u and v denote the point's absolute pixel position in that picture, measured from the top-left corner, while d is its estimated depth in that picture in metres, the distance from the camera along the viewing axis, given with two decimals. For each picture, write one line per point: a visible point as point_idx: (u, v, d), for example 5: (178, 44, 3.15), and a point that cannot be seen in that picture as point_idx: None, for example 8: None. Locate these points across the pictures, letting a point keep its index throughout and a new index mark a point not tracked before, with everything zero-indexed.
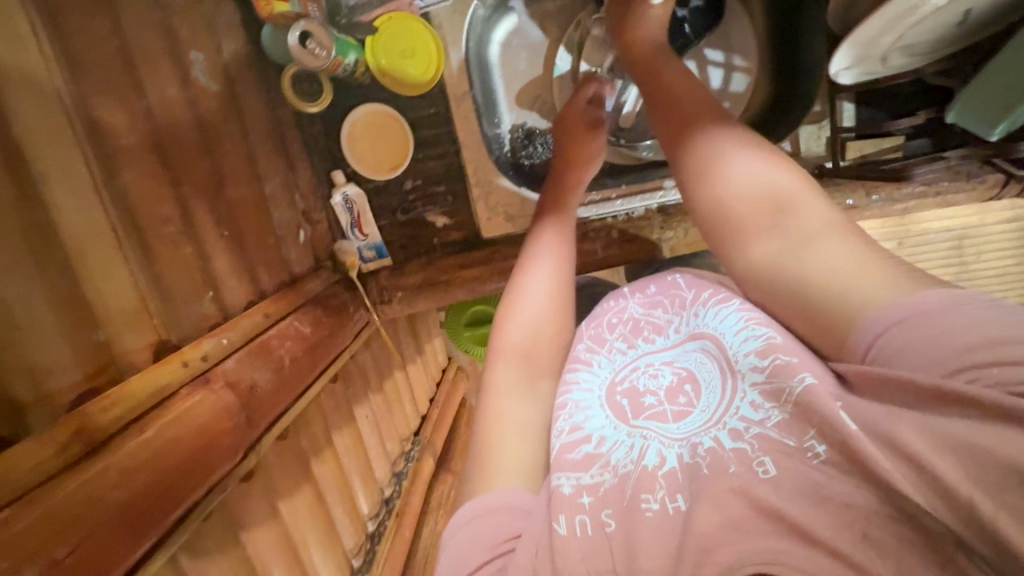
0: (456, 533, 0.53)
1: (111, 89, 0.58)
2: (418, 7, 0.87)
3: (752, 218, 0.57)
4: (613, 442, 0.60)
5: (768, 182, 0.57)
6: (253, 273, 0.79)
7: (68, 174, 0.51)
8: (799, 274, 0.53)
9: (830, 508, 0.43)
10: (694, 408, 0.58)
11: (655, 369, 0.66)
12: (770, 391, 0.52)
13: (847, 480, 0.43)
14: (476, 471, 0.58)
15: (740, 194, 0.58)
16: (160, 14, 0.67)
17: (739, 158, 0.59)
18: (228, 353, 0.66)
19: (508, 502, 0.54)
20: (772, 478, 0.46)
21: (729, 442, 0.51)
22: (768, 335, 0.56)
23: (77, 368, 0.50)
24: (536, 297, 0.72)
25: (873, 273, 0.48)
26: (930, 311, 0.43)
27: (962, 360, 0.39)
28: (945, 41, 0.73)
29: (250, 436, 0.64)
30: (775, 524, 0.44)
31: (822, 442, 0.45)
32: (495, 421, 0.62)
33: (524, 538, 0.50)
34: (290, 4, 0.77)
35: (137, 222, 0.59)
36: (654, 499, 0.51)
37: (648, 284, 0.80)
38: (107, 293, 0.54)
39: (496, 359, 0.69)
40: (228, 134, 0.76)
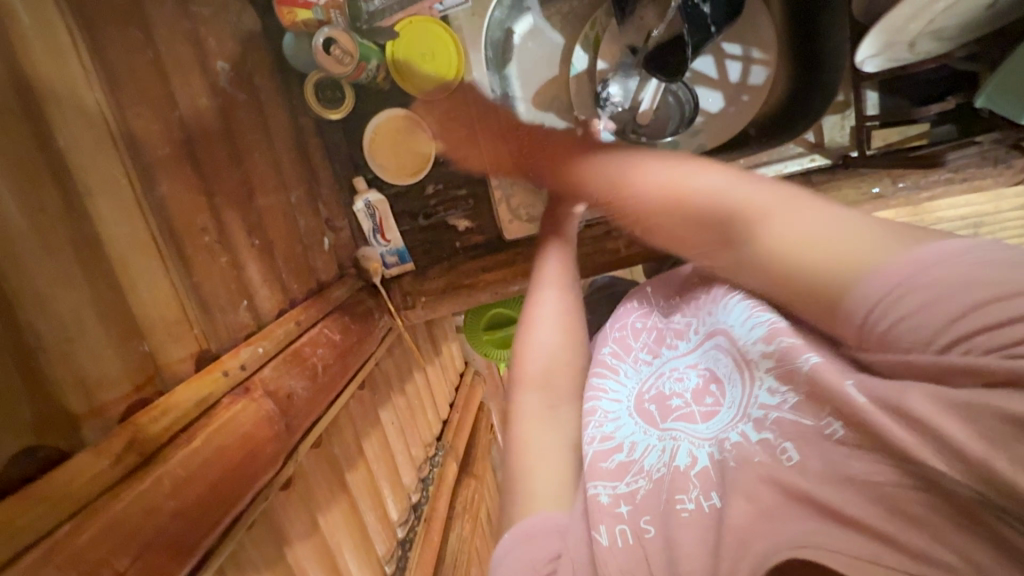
0: (500, 559, 0.53)
1: (147, 100, 0.58)
2: (437, 10, 0.86)
3: (695, 236, 0.56)
4: (643, 446, 0.58)
5: (681, 188, 0.56)
6: (283, 281, 0.79)
7: (108, 183, 0.51)
8: (767, 253, 0.47)
9: (860, 488, 0.39)
10: (721, 408, 0.55)
11: (680, 372, 0.63)
12: (782, 373, 0.50)
13: (867, 458, 0.40)
14: (515, 494, 0.59)
15: (687, 187, 0.56)
16: (188, 24, 0.67)
17: (640, 179, 0.61)
18: (265, 361, 0.66)
19: (546, 523, 0.54)
20: (797, 464, 0.44)
21: (754, 435, 0.49)
22: (771, 320, 0.54)
23: (127, 378, 0.50)
24: (547, 322, 0.74)
25: (831, 239, 0.43)
26: (919, 268, 0.37)
27: (962, 319, 0.34)
28: (973, 25, 0.73)
29: (289, 443, 0.64)
30: (807, 507, 0.42)
31: (840, 421, 0.43)
32: (523, 446, 0.62)
33: (564, 558, 0.50)
34: (313, 11, 0.77)
35: (174, 232, 0.59)
36: (689, 498, 0.50)
37: (672, 287, 0.76)
38: (150, 303, 0.54)
39: (518, 389, 0.70)
40: (255, 143, 0.76)
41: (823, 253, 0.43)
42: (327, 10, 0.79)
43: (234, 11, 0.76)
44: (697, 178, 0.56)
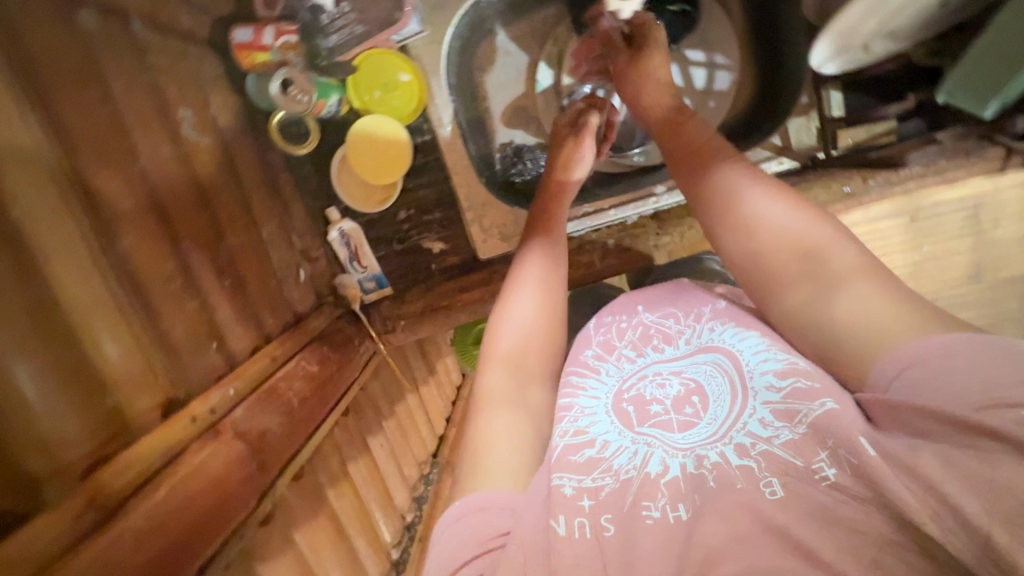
0: (445, 529, 0.52)
1: (106, 158, 0.59)
2: (394, 41, 0.87)
3: (785, 267, 0.61)
4: (615, 446, 0.59)
5: (796, 226, 0.61)
6: (258, 318, 0.80)
7: (66, 248, 0.53)
8: (824, 318, 0.57)
9: (841, 532, 0.45)
10: (699, 421, 0.58)
11: (663, 378, 0.65)
12: (782, 411, 0.54)
13: (859, 506, 0.46)
14: (467, 468, 0.57)
15: (767, 233, 0.62)
16: (147, 76, 0.68)
17: (754, 203, 0.64)
18: (237, 402, 0.68)
19: (493, 501, 0.52)
20: (779, 499, 0.48)
21: (735, 459, 0.52)
22: (788, 359, 0.58)
23: (90, 437, 0.52)
24: (525, 300, 0.70)
25: (903, 310, 0.53)
26: (943, 357, 0.47)
27: (985, 397, 0.43)
28: (929, 25, 0.71)
29: (263, 482, 0.65)
30: (784, 543, 0.46)
31: (832, 465, 0.48)
32: (482, 426, 0.60)
33: (511, 536, 0.49)
34: (269, 52, 0.79)
35: (138, 285, 0.60)
36: (655, 506, 0.52)
37: (658, 294, 0.78)
38: (116, 358, 0.56)
39: (486, 364, 0.67)
40: (223, 185, 0.78)
41: (885, 322, 0.53)
42: (284, 51, 0.80)
43: (193, 57, 0.77)
44: (801, 220, 0.61)
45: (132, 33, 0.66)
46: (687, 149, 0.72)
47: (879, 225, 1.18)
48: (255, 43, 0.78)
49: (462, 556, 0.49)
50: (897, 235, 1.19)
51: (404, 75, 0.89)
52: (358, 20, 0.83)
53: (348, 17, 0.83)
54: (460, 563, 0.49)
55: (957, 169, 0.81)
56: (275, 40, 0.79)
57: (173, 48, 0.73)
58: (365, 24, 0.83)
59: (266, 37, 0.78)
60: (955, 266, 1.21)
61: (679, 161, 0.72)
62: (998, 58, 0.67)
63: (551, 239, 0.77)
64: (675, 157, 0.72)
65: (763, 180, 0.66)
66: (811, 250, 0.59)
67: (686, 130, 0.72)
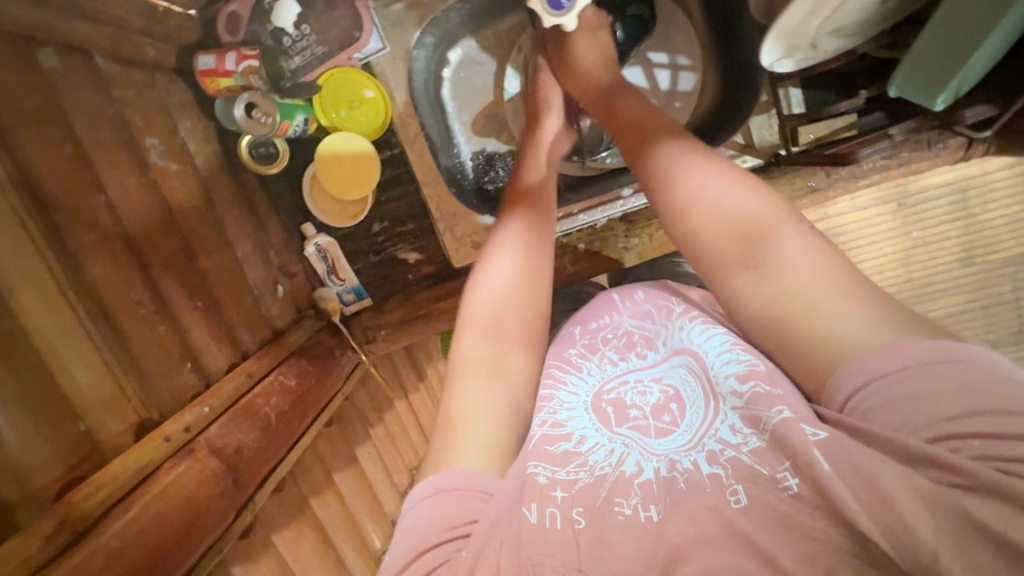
0: (415, 504, 0.51)
1: (70, 193, 0.61)
2: (357, 59, 0.91)
3: (725, 252, 0.56)
4: (592, 443, 0.57)
5: (739, 208, 0.56)
6: (234, 335, 0.82)
7: (31, 282, 0.55)
8: (772, 308, 0.53)
9: (796, 538, 0.45)
10: (676, 428, 0.56)
11: (643, 385, 0.62)
12: (747, 416, 0.53)
13: (814, 514, 0.45)
14: (439, 444, 0.55)
15: (708, 213, 0.57)
16: (112, 108, 0.70)
17: (693, 183, 0.59)
18: (212, 419, 0.70)
19: (468, 481, 0.50)
20: (744, 506, 0.47)
21: (706, 466, 0.51)
22: (750, 360, 0.57)
23: (58, 462, 0.55)
24: (506, 262, 0.66)
25: (852, 308, 0.48)
26: (909, 370, 0.44)
27: (943, 427, 0.41)
28: (872, 21, 0.73)
29: (241, 497, 0.68)
30: (743, 545, 0.46)
31: (796, 475, 0.47)
32: (455, 401, 0.57)
33: (481, 523, 0.48)
34: (232, 77, 0.82)
35: (107, 312, 0.62)
36: (627, 504, 0.51)
37: (640, 289, 0.76)
38: (84, 384, 0.58)
39: (462, 331, 0.64)
40: (195, 209, 0.79)
41: (837, 323, 0.49)
42: (247, 76, 0.83)
43: (160, 86, 0.80)
44: (744, 200, 0.56)
45: (95, 68, 0.69)
46: (631, 130, 0.68)
47: (866, 214, 1.19)
48: (218, 69, 0.81)
49: (427, 538, 0.48)
50: (885, 222, 1.20)
51: (369, 91, 0.92)
52: (319, 41, 0.87)
53: (310, 39, 0.86)
54: (428, 545, 0.47)
55: (921, 160, 0.84)
56: (237, 66, 0.82)
57: (138, 80, 0.75)
58: (326, 45, 0.87)
59: (228, 62, 0.81)
60: (943, 251, 1.21)
61: (627, 142, 0.68)
62: (940, 49, 0.67)
63: (532, 211, 0.71)
64: (622, 139, 0.69)
65: (709, 157, 0.61)
66: (752, 233, 0.55)
67: (620, 117, 0.71)
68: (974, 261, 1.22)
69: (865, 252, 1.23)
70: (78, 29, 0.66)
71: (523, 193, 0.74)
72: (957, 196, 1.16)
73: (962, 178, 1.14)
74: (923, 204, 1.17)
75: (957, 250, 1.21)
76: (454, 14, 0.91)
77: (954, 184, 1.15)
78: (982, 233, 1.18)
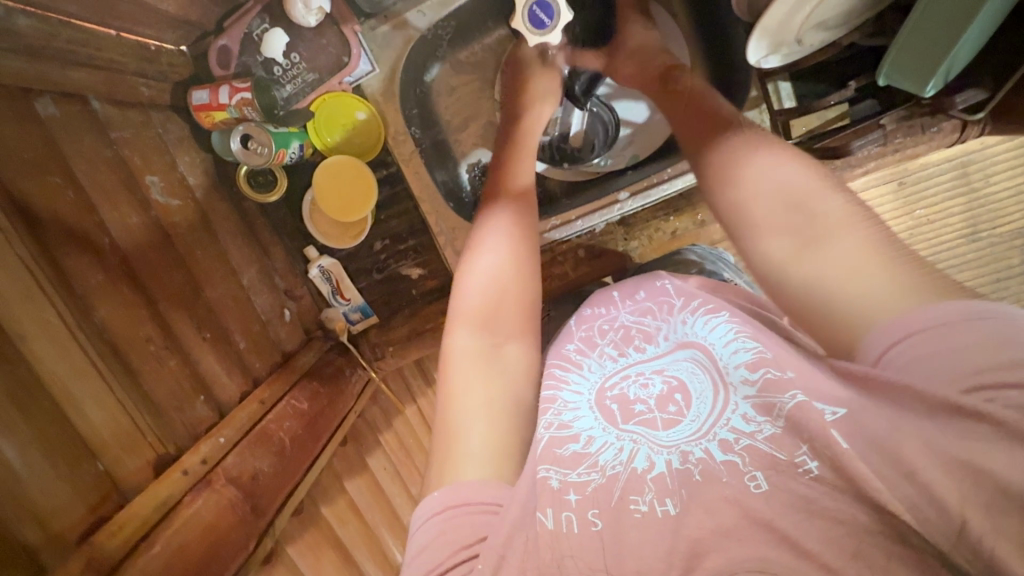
0: (424, 522, 0.50)
1: (74, 238, 0.63)
2: (347, 83, 0.92)
3: (769, 219, 0.55)
4: (600, 442, 0.56)
5: (797, 182, 0.55)
6: (244, 363, 0.83)
7: (42, 327, 0.56)
8: (815, 273, 0.51)
9: (820, 523, 0.45)
10: (684, 418, 0.55)
11: (646, 377, 0.60)
12: (761, 403, 0.52)
13: (838, 497, 0.45)
14: (441, 453, 0.54)
15: (763, 182, 0.57)
16: (110, 150, 0.71)
17: (749, 162, 0.59)
18: (228, 449, 0.71)
19: (475, 498, 0.50)
20: (765, 491, 0.47)
21: (720, 454, 0.50)
22: (758, 348, 0.56)
23: (80, 503, 0.56)
24: (495, 257, 0.65)
25: (891, 276, 0.48)
26: (947, 324, 0.43)
27: (980, 377, 0.41)
28: (852, 11, 0.76)
29: (260, 522, 0.70)
30: (768, 534, 0.45)
31: (814, 458, 0.47)
32: (452, 405, 0.56)
33: (491, 539, 0.47)
34: (227, 111, 0.83)
35: (119, 351, 0.64)
36: (642, 501, 0.50)
37: (634, 286, 0.73)
38: (100, 425, 0.60)
39: (453, 329, 0.62)
40: (198, 242, 0.81)
41: (878, 286, 0.48)
42: (241, 108, 0.84)
43: (157, 124, 0.81)
44: (799, 175, 0.56)
45: (91, 113, 0.70)
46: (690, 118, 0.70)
47: (868, 194, 1.18)
48: (213, 103, 0.83)
49: (441, 559, 0.47)
50: (887, 202, 1.19)
51: (362, 113, 0.95)
52: (309, 68, 0.88)
53: (300, 67, 0.88)
54: (442, 564, 0.47)
55: (916, 146, 0.82)
56: (230, 98, 0.83)
57: (134, 120, 0.77)
58: (316, 71, 0.89)
59: (222, 96, 0.82)
60: (948, 228, 1.20)
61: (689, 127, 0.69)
62: (928, 37, 0.68)
63: (516, 203, 0.71)
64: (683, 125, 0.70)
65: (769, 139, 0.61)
66: (804, 203, 0.54)
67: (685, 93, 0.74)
68: (981, 236, 1.20)
69: None
70: (73, 76, 0.68)
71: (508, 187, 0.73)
72: (959, 171, 1.16)
73: (962, 153, 1.15)
74: (925, 181, 1.17)
75: (962, 226, 1.20)
76: (444, 32, 0.95)
77: (954, 160, 1.15)
78: (986, 208, 1.18)
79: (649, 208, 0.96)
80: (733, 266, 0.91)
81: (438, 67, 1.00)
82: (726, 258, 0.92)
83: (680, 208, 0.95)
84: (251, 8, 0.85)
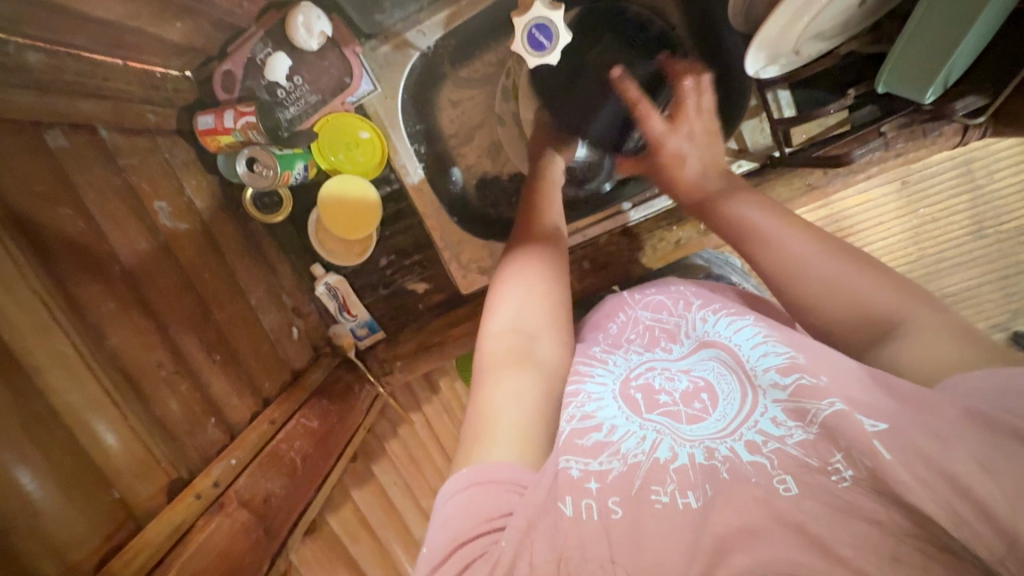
0: (449, 497, 0.49)
1: (86, 269, 0.63)
2: (350, 103, 0.92)
3: (820, 301, 0.60)
4: (623, 431, 0.54)
5: (835, 271, 0.60)
6: (254, 383, 0.84)
7: (56, 358, 0.57)
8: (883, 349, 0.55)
9: (855, 524, 0.43)
10: (708, 416, 0.55)
11: (672, 373, 0.62)
12: (792, 409, 0.51)
13: (877, 498, 0.44)
14: (473, 436, 0.53)
15: (806, 265, 0.61)
16: (119, 178, 0.72)
17: (785, 245, 0.63)
18: (240, 471, 0.72)
19: (502, 474, 0.49)
20: (794, 496, 0.45)
21: (746, 455, 0.50)
22: (789, 353, 0.56)
23: (95, 533, 0.56)
24: (524, 271, 0.68)
25: (959, 347, 0.51)
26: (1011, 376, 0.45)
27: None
28: (851, 21, 0.76)
29: (272, 546, 0.72)
30: (799, 536, 0.44)
31: (850, 466, 0.45)
32: (487, 394, 0.56)
33: (515, 515, 0.46)
34: (232, 134, 0.85)
35: (131, 378, 0.65)
36: (664, 492, 0.49)
37: (652, 288, 0.78)
38: (116, 453, 0.61)
39: (485, 334, 0.63)
40: (206, 265, 0.82)
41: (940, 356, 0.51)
42: (245, 131, 0.85)
43: (164, 149, 0.83)
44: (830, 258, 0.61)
45: (100, 142, 0.71)
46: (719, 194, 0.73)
47: (871, 195, 1.18)
48: (218, 128, 0.84)
49: (464, 531, 0.46)
50: (891, 202, 1.19)
51: (365, 131, 0.94)
52: (312, 90, 0.89)
53: (302, 89, 0.88)
54: (464, 537, 0.46)
55: (917, 151, 0.83)
56: (236, 122, 0.84)
57: (141, 147, 0.78)
58: (319, 93, 0.89)
59: (226, 120, 0.84)
60: (953, 226, 1.20)
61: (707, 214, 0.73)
62: (926, 45, 0.68)
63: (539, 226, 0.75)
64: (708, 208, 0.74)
65: (789, 222, 0.64)
66: (846, 287, 0.59)
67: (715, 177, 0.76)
68: (986, 233, 1.20)
69: (873, 234, 1.22)
70: (82, 107, 0.69)
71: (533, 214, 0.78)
72: (962, 170, 1.15)
73: (963, 153, 1.13)
74: (927, 184, 1.17)
75: (968, 222, 1.20)
76: (444, 51, 0.97)
77: (956, 160, 1.14)
78: (992, 204, 1.17)
79: (652, 219, 0.97)
80: (740, 270, 0.91)
81: (444, 78, 1.00)
82: (733, 263, 0.92)
83: (683, 218, 0.94)
84: (254, 33, 0.86)
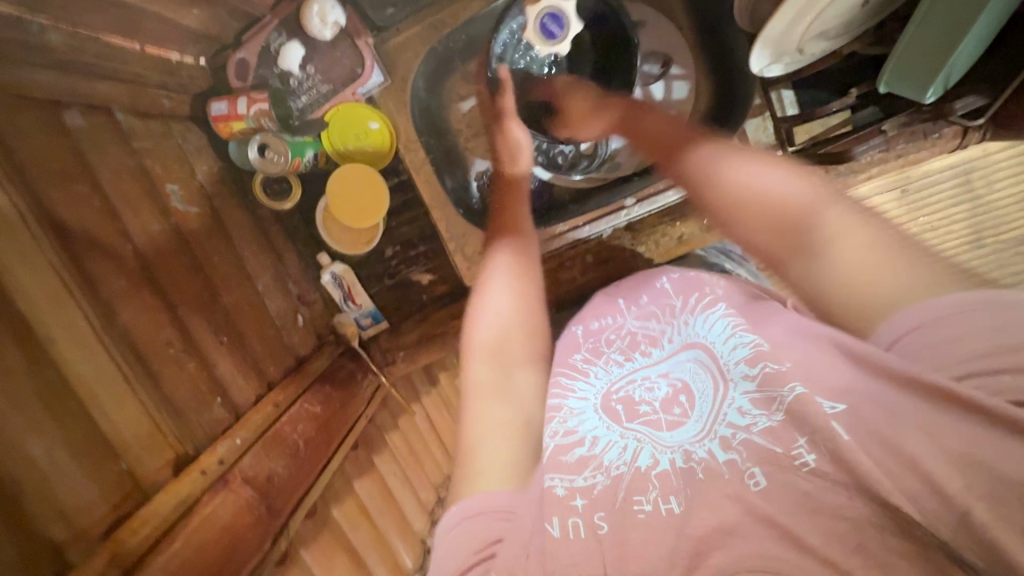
0: (445, 534, 0.52)
1: (100, 247, 0.64)
2: (361, 94, 0.95)
3: (769, 232, 0.59)
4: (605, 442, 0.59)
5: (781, 199, 0.59)
6: (259, 367, 0.85)
7: (69, 329, 0.58)
8: (823, 277, 0.54)
9: (823, 519, 0.44)
10: (687, 420, 0.57)
11: (651, 381, 0.64)
12: (760, 398, 0.53)
13: (843, 493, 0.44)
14: (462, 470, 0.56)
15: (753, 189, 0.62)
16: (132, 159, 0.73)
17: (742, 177, 0.63)
18: (244, 450, 0.73)
19: (491, 503, 0.52)
20: (763, 489, 0.47)
21: (721, 454, 0.52)
22: (755, 342, 0.58)
23: (104, 500, 0.58)
24: (500, 290, 0.73)
25: (896, 268, 0.50)
26: (946, 315, 0.45)
27: (972, 365, 0.43)
28: (852, 22, 0.78)
29: (275, 522, 0.71)
30: (770, 530, 0.45)
31: (812, 451, 0.47)
32: (471, 424, 0.60)
33: (506, 541, 0.49)
34: (245, 120, 0.87)
35: (139, 353, 0.65)
36: (647, 500, 0.52)
37: (632, 288, 0.77)
38: (121, 425, 0.61)
39: (469, 360, 0.67)
40: (214, 248, 0.83)
41: (880, 284, 0.50)
42: (259, 118, 0.88)
43: (177, 134, 0.84)
44: (783, 181, 0.61)
45: (116, 123, 0.73)
46: (665, 147, 0.75)
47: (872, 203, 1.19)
48: (232, 113, 0.86)
49: (461, 562, 0.49)
50: (891, 210, 1.20)
51: (373, 122, 0.95)
52: (324, 79, 0.92)
53: (315, 79, 0.91)
54: (463, 568, 0.49)
55: (918, 152, 0.84)
56: (248, 109, 0.87)
57: (156, 130, 0.80)
58: (330, 83, 0.92)
59: (240, 107, 0.86)
60: (952, 235, 1.21)
61: (664, 155, 0.75)
62: (926, 45, 0.70)
63: (521, 243, 0.80)
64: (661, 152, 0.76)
65: (740, 158, 0.66)
66: (795, 218, 0.58)
67: (657, 131, 0.78)
68: (984, 243, 1.21)
69: None
70: (99, 87, 0.70)
71: (507, 223, 0.83)
72: (962, 180, 1.17)
73: (963, 162, 1.15)
74: (930, 191, 1.18)
75: (967, 232, 1.20)
76: (455, 49, 1.01)
77: (957, 168, 1.16)
78: (992, 214, 1.18)
79: (654, 215, 0.96)
80: (739, 256, 0.92)
81: (456, 67, 1.04)
82: (732, 249, 0.94)
83: (686, 214, 0.95)
84: (268, 23, 0.88)
